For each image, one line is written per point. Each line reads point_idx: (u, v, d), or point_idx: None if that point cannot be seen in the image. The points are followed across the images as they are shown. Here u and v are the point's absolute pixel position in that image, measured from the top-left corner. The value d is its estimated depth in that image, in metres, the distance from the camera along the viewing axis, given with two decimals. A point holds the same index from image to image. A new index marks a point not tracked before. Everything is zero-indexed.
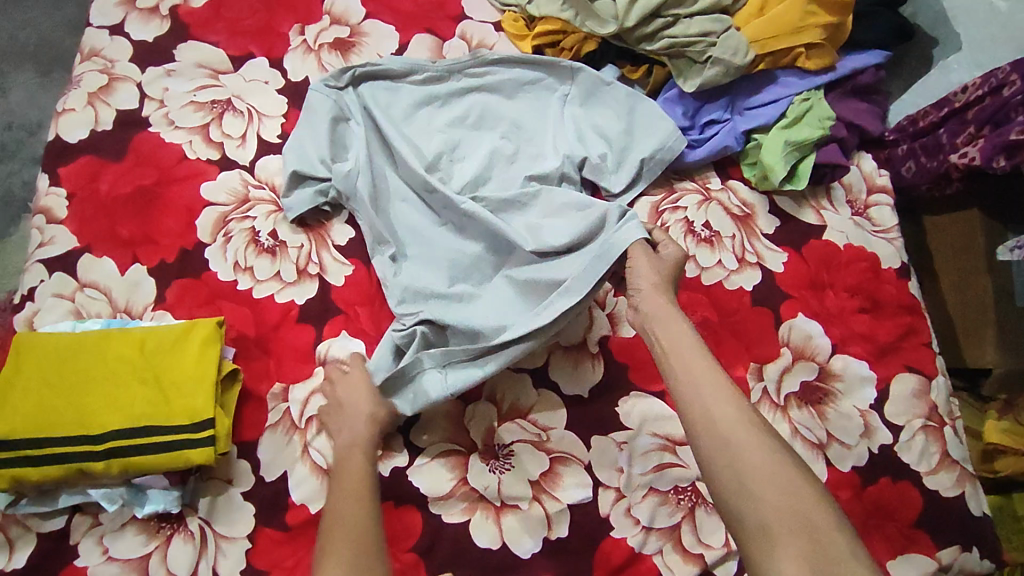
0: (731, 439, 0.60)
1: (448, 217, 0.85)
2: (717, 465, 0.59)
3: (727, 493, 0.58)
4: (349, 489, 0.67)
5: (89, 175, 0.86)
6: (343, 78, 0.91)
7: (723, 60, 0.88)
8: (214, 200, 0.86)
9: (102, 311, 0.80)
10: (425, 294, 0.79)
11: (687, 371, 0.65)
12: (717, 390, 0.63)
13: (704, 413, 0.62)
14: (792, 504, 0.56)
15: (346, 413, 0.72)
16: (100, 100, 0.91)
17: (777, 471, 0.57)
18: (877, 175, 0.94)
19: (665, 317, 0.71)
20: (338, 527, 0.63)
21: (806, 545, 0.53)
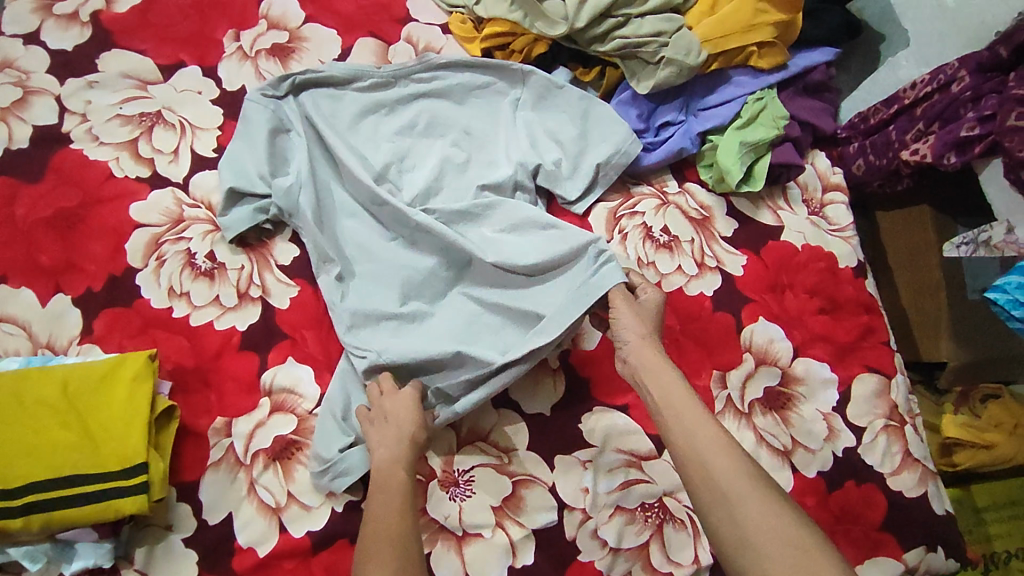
0: (727, 490, 0.58)
1: (399, 229, 0.81)
2: (718, 519, 0.57)
3: (730, 550, 0.56)
4: (389, 511, 0.61)
5: (3, 198, 0.79)
6: (281, 85, 0.86)
7: (676, 60, 0.86)
8: (144, 221, 0.80)
9: (21, 348, 0.74)
10: (380, 312, 0.75)
11: (678, 420, 0.63)
12: (710, 440, 0.61)
13: (698, 463, 0.60)
14: (795, 557, 0.53)
15: (387, 432, 0.67)
16: (14, 116, 0.84)
17: (778, 523, 0.55)
18: (831, 173, 0.93)
19: (650, 364, 0.68)
20: (380, 554, 0.58)
21: None
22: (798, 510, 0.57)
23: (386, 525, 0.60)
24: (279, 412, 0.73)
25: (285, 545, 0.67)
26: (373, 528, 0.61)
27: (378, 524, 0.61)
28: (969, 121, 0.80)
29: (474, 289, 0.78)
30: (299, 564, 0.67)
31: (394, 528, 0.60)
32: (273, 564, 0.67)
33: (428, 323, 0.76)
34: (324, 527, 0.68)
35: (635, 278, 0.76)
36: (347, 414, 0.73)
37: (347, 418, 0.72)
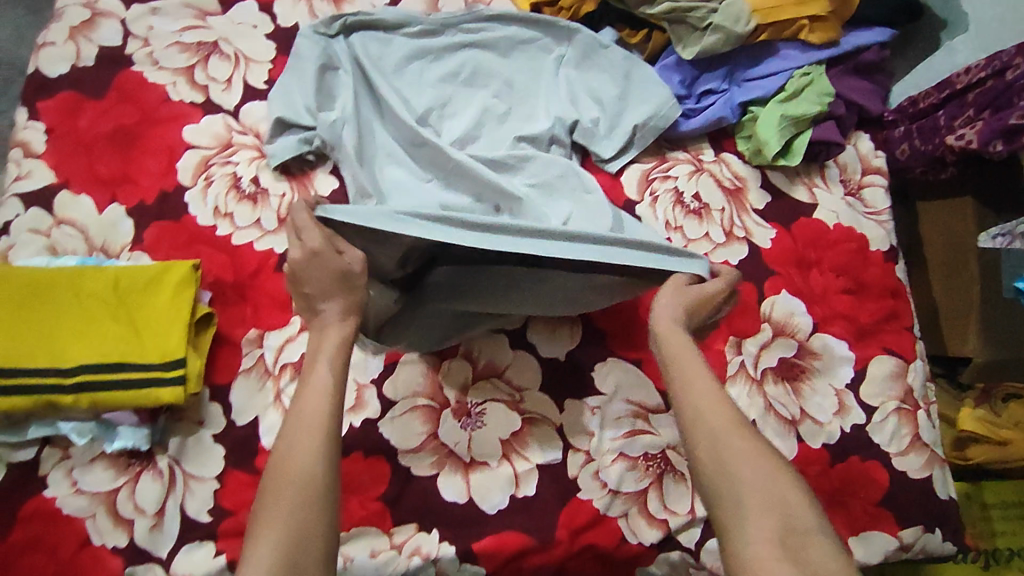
0: (715, 423, 0.57)
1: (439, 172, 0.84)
2: (702, 449, 0.57)
3: (708, 476, 0.56)
4: (299, 434, 0.54)
5: (69, 111, 0.84)
6: (333, 25, 0.89)
7: (723, 27, 0.86)
8: (196, 143, 0.84)
9: (77, 249, 0.79)
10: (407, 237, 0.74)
11: (679, 358, 0.60)
12: (702, 378, 0.59)
13: (687, 397, 0.59)
14: (769, 485, 0.55)
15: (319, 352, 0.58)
16: (82, 35, 0.88)
17: (758, 456, 0.56)
18: (873, 156, 0.92)
19: (673, 307, 0.61)
20: (281, 490, 0.52)
21: (780, 523, 0.53)
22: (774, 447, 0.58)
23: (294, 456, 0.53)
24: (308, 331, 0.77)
25: None
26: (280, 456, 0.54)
27: (288, 450, 0.54)
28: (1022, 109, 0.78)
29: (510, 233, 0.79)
30: None
31: (300, 455, 0.53)
32: None
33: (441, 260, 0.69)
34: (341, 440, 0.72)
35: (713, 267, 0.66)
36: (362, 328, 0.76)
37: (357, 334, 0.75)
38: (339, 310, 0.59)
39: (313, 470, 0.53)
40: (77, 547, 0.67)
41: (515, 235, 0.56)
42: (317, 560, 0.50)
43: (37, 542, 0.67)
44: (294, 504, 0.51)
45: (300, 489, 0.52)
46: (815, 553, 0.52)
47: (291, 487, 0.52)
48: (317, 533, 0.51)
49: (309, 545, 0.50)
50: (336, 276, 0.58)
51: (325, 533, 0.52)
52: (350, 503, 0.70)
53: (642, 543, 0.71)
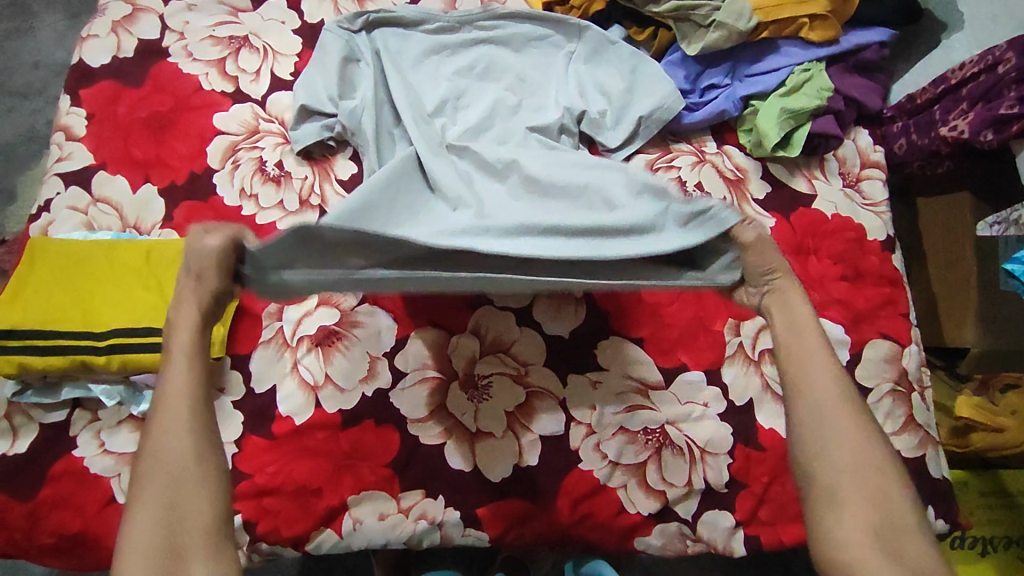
0: (825, 410, 0.60)
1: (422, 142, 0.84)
2: (806, 431, 0.60)
3: (809, 456, 0.59)
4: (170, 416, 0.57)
5: (108, 98, 0.90)
6: (356, 21, 0.95)
7: (726, 24, 0.89)
8: (225, 129, 0.90)
9: (112, 226, 0.84)
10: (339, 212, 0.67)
11: (797, 347, 0.63)
12: (822, 364, 0.61)
13: (802, 382, 0.61)
14: (867, 475, 0.57)
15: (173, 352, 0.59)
16: (123, 28, 0.95)
17: (863, 447, 0.58)
18: (872, 150, 0.95)
19: (785, 294, 0.65)
20: (151, 469, 0.55)
21: (873, 513, 0.56)
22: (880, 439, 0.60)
23: (161, 439, 0.56)
24: (324, 306, 0.79)
25: (318, 418, 0.75)
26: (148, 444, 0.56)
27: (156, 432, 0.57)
28: (1010, 101, 0.82)
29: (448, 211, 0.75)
30: (328, 436, 0.74)
31: (167, 435, 0.56)
32: (306, 433, 0.74)
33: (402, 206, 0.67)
34: (354, 407, 0.75)
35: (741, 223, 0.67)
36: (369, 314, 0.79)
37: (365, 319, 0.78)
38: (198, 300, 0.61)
39: (180, 454, 0.55)
40: (102, 504, 0.70)
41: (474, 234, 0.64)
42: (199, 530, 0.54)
43: (65, 500, 0.70)
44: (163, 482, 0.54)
45: (166, 474, 0.55)
46: (905, 545, 0.55)
47: (159, 470, 0.55)
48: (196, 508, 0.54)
49: (187, 520, 0.54)
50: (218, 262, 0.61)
51: (209, 502, 0.55)
52: (360, 468, 0.73)
53: (641, 513, 0.74)
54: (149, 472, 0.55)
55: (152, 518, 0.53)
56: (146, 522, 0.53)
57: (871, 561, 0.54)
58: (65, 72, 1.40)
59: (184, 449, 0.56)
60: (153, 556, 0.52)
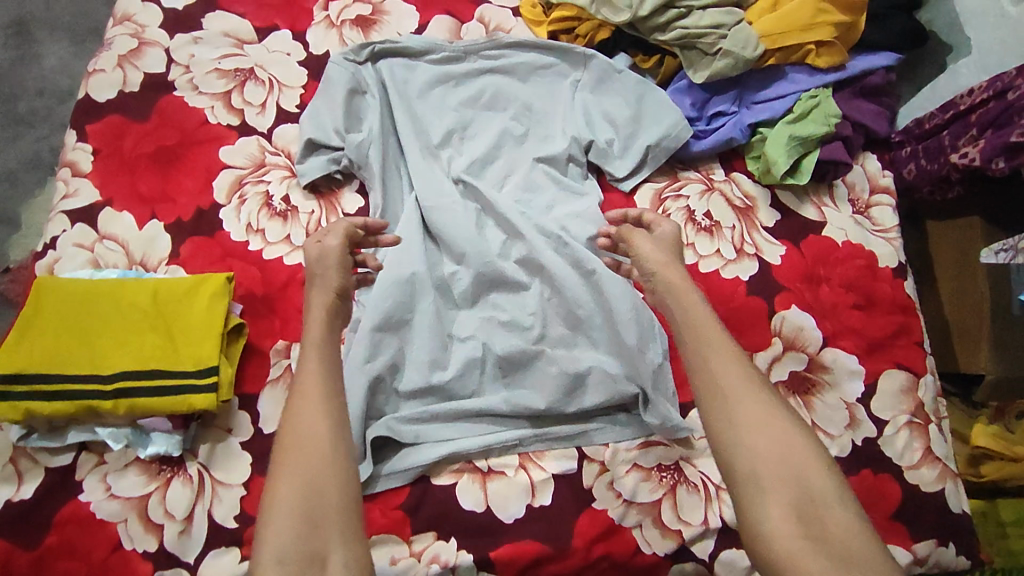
0: (731, 399, 0.64)
1: (421, 189, 0.86)
2: (718, 422, 0.64)
3: (728, 449, 0.62)
4: (313, 398, 0.64)
5: (114, 133, 0.90)
6: (362, 52, 0.95)
7: (733, 53, 0.89)
8: (232, 163, 0.89)
9: (118, 263, 0.83)
10: (375, 328, 0.76)
11: (695, 343, 0.69)
12: (722, 355, 0.67)
13: (707, 374, 0.66)
14: (781, 454, 0.61)
15: (309, 339, 0.69)
16: (129, 62, 0.95)
17: (772, 427, 0.62)
18: (881, 175, 0.95)
19: (683, 292, 0.73)
20: (294, 444, 0.61)
21: (791, 492, 0.59)
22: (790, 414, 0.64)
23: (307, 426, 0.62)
24: None
25: None
26: (292, 426, 0.63)
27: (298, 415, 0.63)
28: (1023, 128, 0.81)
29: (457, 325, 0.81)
30: None
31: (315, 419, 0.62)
32: None
33: (414, 327, 0.79)
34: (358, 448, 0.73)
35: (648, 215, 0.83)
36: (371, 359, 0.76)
37: (371, 363, 0.75)
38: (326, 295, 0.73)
39: (323, 441, 0.61)
40: (110, 550, 0.69)
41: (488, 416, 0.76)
42: (335, 514, 0.58)
43: (72, 547, 0.69)
44: (310, 466, 0.60)
45: (309, 456, 0.60)
46: (828, 518, 0.58)
47: (304, 447, 0.61)
48: (331, 492, 0.59)
49: (326, 503, 0.58)
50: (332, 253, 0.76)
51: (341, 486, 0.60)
52: (372, 510, 0.72)
53: (657, 553, 0.72)
54: (294, 446, 0.61)
55: (294, 495, 0.58)
56: (288, 497, 0.58)
57: (799, 542, 0.56)
58: (69, 99, 1.40)
59: (328, 431, 0.62)
60: (298, 528, 0.56)
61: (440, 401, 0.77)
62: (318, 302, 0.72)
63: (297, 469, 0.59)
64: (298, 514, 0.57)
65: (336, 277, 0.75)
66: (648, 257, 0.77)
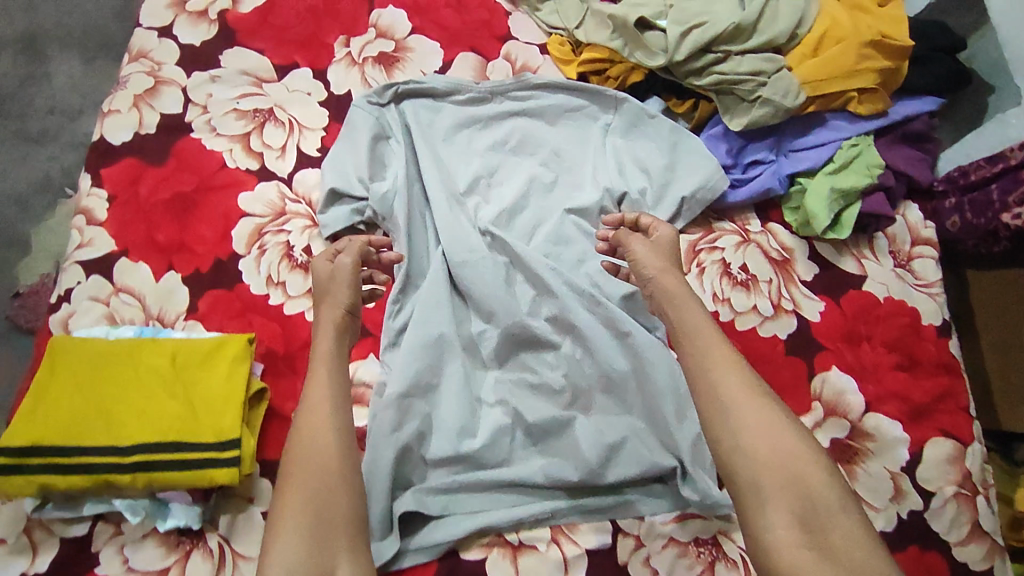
0: (731, 404, 0.62)
1: (447, 242, 0.83)
2: (718, 429, 0.62)
3: (729, 457, 0.61)
4: (320, 411, 0.64)
5: (130, 178, 0.87)
6: (386, 93, 0.92)
7: (773, 101, 0.85)
8: (250, 211, 0.86)
9: (134, 317, 0.80)
10: (401, 394, 0.73)
11: (694, 346, 0.66)
12: (722, 361, 0.65)
13: (706, 379, 0.64)
14: (785, 461, 0.59)
15: (319, 352, 0.69)
16: (144, 102, 0.92)
17: (772, 433, 0.60)
18: (922, 226, 0.92)
19: (685, 295, 0.70)
20: (303, 463, 0.61)
21: (794, 500, 0.57)
22: (792, 419, 0.62)
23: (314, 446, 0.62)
24: (357, 405, 0.77)
25: None
26: (298, 444, 0.63)
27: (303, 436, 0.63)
28: None
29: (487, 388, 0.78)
30: None
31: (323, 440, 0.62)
32: None
33: (441, 391, 0.76)
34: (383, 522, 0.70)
35: (647, 219, 0.80)
36: (400, 427, 0.73)
37: (400, 430, 0.72)
38: (336, 310, 0.71)
39: (331, 463, 0.61)
40: None
41: (517, 489, 0.73)
42: (343, 526, 0.59)
43: None
44: (316, 489, 0.60)
45: (318, 471, 0.61)
46: (833, 527, 0.56)
47: (312, 468, 0.61)
48: (341, 505, 0.60)
49: (335, 514, 0.59)
50: (342, 279, 0.74)
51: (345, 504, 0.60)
52: None
53: None
54: (302, 463, 0.61)
55: (302, 511, 0.58)
56: (293, 515, 0.58)
57: (803, 552, 0.55)
58: (80, 117, 1.36)
59: (335, 451, 0.62)
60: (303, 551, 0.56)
61: (470, 471, 0.74)
62: (331, 308, 0.72)
63: (303, 491, 0.59)
64: (303, 535, 0.57)
65: (346, 296, 0.73)
66: (646, 262, 0.74)
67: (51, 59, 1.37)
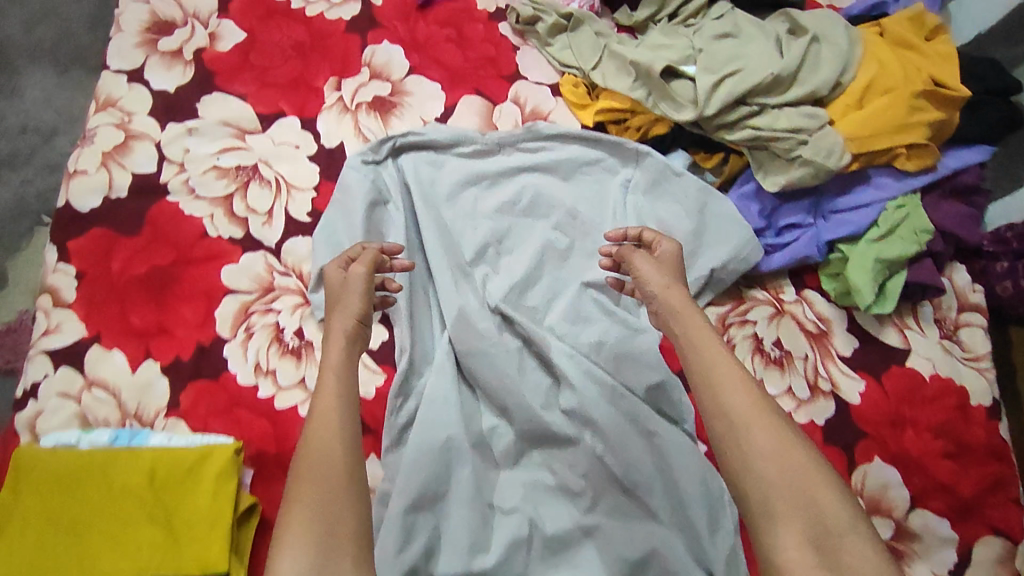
0: (736, 418, 0.56)
1: (455, 329, 0.75)
2: (725, 445, 0.55)
3: (737, 474, 0.54)
4: (329, 415, 0.56)
5: (100, 251, 0.78)
6: (382, 149, 0.83)
7: (814, 162, 0.76)
8: (234, 286, 0.79)
9: (110, 416, 0.72)
10: (405, 506, 0.67)
11: (699, 360, 0.60)
12: (729, 374, 0.58)
13: (712, 390, 0.58)
14: (795, 481, 0.52)
15: (329, 352, 0.62)
16: (114, 161, 0.82)
17: (782, 449, 0.53)
18: (971, 291, 0.85)
19: (688, 307, 0.65)
20: (308, 466, 0.53)
21: (807, 522, 0.50)
22: (802, 436, 0.55)
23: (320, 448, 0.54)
24: None
25: None
26: (305, 444, 0.55)
27: (309, 435, 0.55)
28: None
29: (499, 494, 0.71)
30: None
31: (329, 439, 0.54)
32: None
33: (450, 501, 0.69)
34: None
35: (647, 235, 0.74)
36: (404, 547, 0.66)
37: (403, 553, 0.65)
38: (344, 318, 0.65)
39: (337, 463, 0.53)
40: None
41: None
42: (348, 542, 0.50)
43: None
44: (319, 495, 0.51)
45: (325, 472, 0.52)
46: (848, 556, 0.48)
47: (318, 469, 0.52)
48: (348, 515, 0.51)
49: (338, 524, 0.50)
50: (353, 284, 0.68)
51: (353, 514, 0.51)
52: None
53: None
54: (307, 467, 0.53)
55: (303, 521, 0.49)
56: (296, 522, 0.49)
57: None
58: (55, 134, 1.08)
59: (343, 454, 0.54)
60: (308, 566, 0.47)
61: None
62: (341, 315, 0.66)
63: (303, 498, 0.51)
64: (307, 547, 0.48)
65: (356, 302, 0.67)
66: (649, 278, 0.69)
67: (16, 69, 1.11)
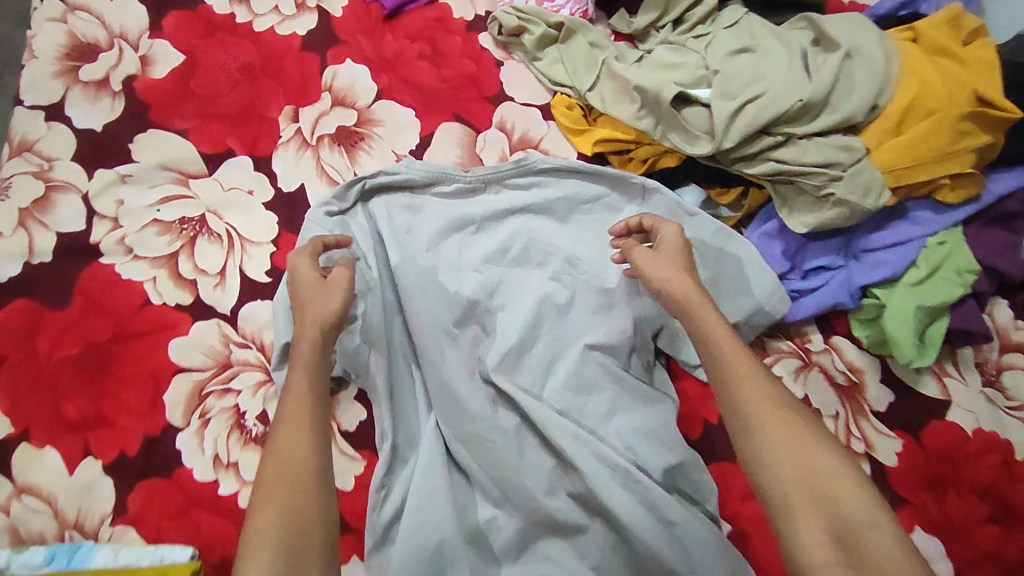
0: (753, 417, 0.54)
1: (443, 408, 0.66)
2: (741, 443, 0.55)
3: (756, 474, 0.53)
4: (295, 424, 0.55)
5: (23, 329, 0.67)
6: (348, 195, 0.73)
7: (848, 202, 0.67)
8: (187, 364, 0.68)
9: (44, 530, 0.61)
10: None
11: (714, 359, 0.58)
12: (744, 373, 0.56)
13: (725, 389, 0.57)
14: (812, 475, 0.51)
15: (296, 357, 0.60)
16: (35, 219, 0.70)
17: (798, 445, 0.52)
18: (1013, 328, 0.76)
19: (692, 297, 0.62)
20: (275, 478, 0.52)
21: (828, 518, 0.49)
22: (818, 429, 0.54)
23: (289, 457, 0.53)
24: None
25: None
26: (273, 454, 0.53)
27: (275, 444, 0.54)
28: None
29: None
30: None
31: (300, 449, 0.53)
32: None
33: None
34: None
35: (648, 220, 0.70)
36: None
37: None
38: (315, 316, 0.62)
39: (306, 472, 0.52)
40: None
41: None
42: None
43: None
44: (283, 506, 0.50)
45: (292, 483, 0.51)
46: (872, 549, 0.47)
47: (286, 481, 0.51)
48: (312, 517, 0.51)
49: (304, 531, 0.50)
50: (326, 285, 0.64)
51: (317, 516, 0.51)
52: None
53: None
54: (273, 479, 0.51)
55: (272, 530, 0.49)
56: (262, 536, 0.48)
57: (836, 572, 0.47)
58: None
59: (312, 462, 0.53)
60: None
61: None
62: (310, 316, 0.62)
63: (272, 511, 0.50)
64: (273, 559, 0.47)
65: (330, 304, 0.63)
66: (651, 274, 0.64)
67: None
